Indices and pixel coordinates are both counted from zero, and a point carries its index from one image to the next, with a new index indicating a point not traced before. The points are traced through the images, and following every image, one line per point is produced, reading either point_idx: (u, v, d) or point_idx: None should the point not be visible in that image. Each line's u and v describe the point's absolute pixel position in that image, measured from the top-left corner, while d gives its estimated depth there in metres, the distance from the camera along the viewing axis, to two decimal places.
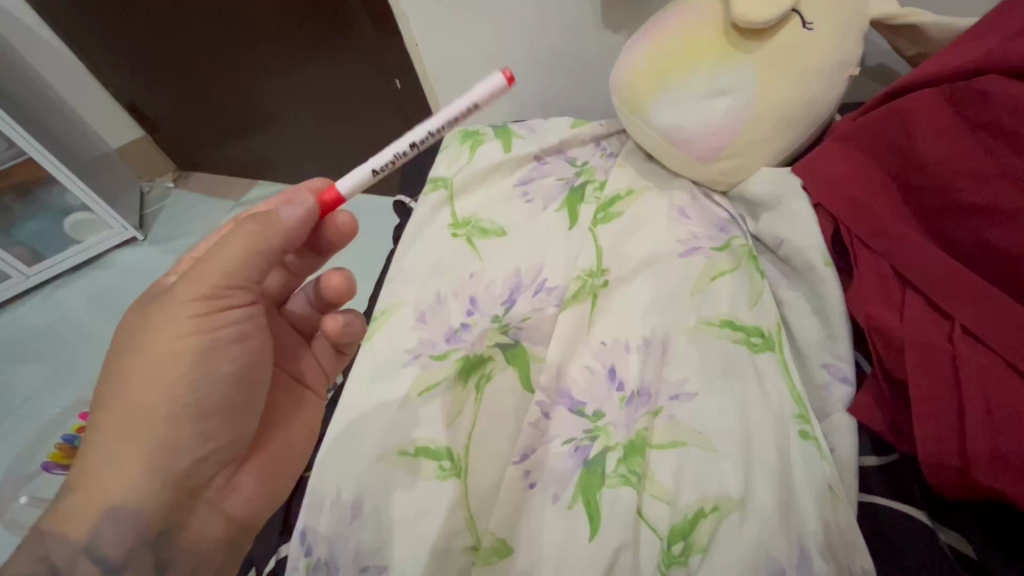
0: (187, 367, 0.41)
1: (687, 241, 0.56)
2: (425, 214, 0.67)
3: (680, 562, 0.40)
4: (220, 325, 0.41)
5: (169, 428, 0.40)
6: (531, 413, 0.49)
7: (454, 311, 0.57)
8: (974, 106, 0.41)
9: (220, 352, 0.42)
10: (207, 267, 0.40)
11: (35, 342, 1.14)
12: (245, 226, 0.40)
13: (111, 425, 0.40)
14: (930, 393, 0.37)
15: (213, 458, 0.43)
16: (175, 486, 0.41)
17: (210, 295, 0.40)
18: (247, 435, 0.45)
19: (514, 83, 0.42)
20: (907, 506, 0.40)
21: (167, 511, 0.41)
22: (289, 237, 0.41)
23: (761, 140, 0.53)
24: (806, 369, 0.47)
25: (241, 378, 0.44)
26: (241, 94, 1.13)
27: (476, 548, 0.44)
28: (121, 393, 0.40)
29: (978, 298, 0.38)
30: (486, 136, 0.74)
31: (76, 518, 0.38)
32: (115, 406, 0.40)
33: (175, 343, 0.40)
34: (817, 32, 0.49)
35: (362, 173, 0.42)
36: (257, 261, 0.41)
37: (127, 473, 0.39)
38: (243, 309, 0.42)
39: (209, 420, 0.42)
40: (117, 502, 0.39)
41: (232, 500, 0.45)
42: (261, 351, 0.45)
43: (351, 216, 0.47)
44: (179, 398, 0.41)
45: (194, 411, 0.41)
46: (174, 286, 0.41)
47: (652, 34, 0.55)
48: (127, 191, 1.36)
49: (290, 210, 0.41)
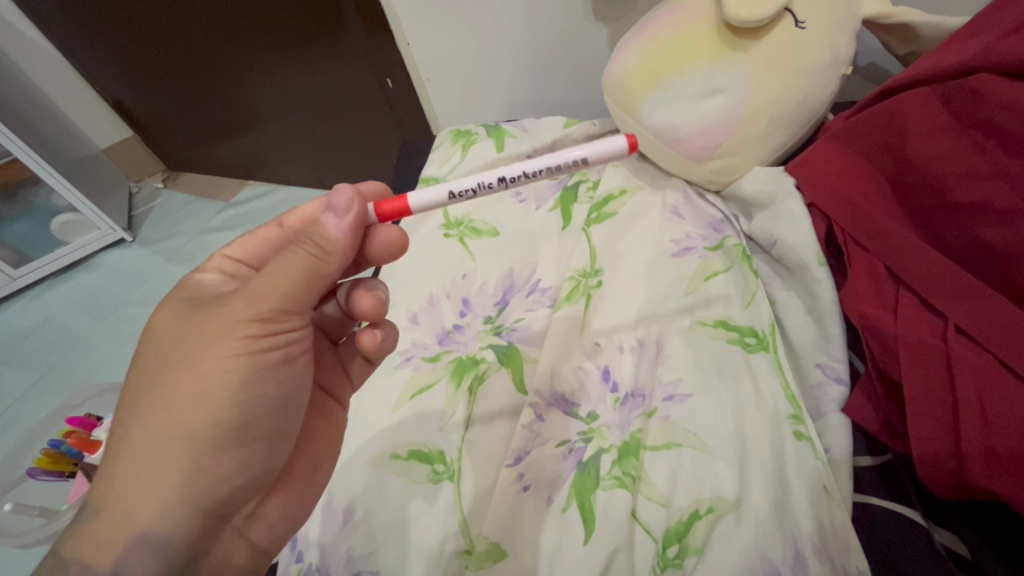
0: (237, 388, 0.39)
1: (680, 241, 0.55)
2: (418, 214, 0.67)
3: (676, 565, 0.39)
4: (271, 346, 0.40)
5: (209, 451, 0.38)
6: (524, 415, 0.48)
7: (447, 313, 0.57)
8: (963, 103, 0.40)
9: (267, 375, 0.40)
10: (263, 285, 0.39)
11: (22, 345, 1.12)
12: (300, 249, 0.39)
13: (148, 443, 0.37)
14: (921, 393, 0.37)
15: (250, 485, 0.42)
16: (208, 514, 0.39)
17: (266, 316, 0.39)
18: (282, 461, 0.44)
19: (634, 150, 0.38)
20: (901, 506, 0.40)
21: (197, 538, 0.39)
22: (345, 254, 0.40)
23: (754, 140, 0.53)
24: (800, 369, 0.47)
25: (285, 401, 0.42)
26: (231, 94, 1.11)
27: (469, 552, 0.43)
28: (163, 410, 0.38)
29: (969, 296, 0.38)
30: (478, 136, 0.74)
31: (104, 543, 0.37)
32: (151, 427, 0.37)
33: (222, 363, 0.38)
34: (809, 30, 0.48)
35: (436, 195, 0.40)
36: (320, 285, 0.40)
37: (161, 499, 0.37)
38: (294, 331, 0.41)
39: (249, 446, 0.40)
40: (148, 529, 0.37)
41: (258, 527, 0.43)
42: (304, 373, 0.43)
43: (400, 235, 0.46)
44: (224, 422, 0.39)
45: (234, 436, 0.39)
46: (224, 301, 0.40)
47: (645, 33, 0.54)
48: (116, 192, 1.35)
49: (338, 222, 0.39)
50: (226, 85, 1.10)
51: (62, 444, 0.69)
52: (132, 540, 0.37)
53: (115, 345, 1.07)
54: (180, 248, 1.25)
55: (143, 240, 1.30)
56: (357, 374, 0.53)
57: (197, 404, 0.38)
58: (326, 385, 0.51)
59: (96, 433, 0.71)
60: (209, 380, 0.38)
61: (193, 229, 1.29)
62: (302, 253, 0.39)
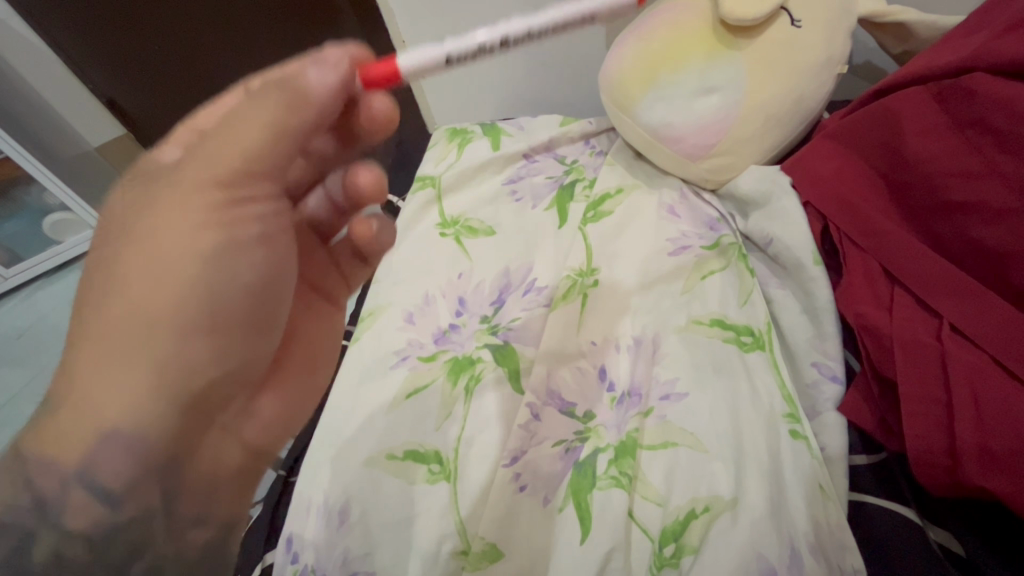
0: (205, 265, 0.37)
1: (676, 240, 0.56)
2: (413, 213, 0.67)
3: (672, 564, 0.39)
4: (240, 217, 0.38)
5: (179, 338, 0.37)
6: (520, 416, 0.48)
7: (443, 312, 0.57)
8: (959, 103, 0.40)
9: (240, 251, 0.39)
10: (222, 140, 0.36)
11: (14, 345, 1.11)
12: (270, 94, 0.36)
13: (111, 330, 0.35)
14: (916, 390, 0.37)
15: (234, 382, 0.40)
16: (186, 409, 0.37)
17: (229, 180, 0.36)
18: (266, 351, 0.42)
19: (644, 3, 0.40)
20: (896, 504, 0.40)
21: (178, 435, 0.37)
22: (323, 112, 0.37)
23: (750, 139, 0.53)
24: (795, 368, 0.47)
25: (262, 286, 0.41)
26: (225, 91, 1.11)
27: (465, 552, 0.43)
28: (123, 295, 0.35)
29: (963, 295, 0.38)
30: (474, 134, 0.74)
31: (69, 439, 0.34)
32: (111, 314, 0.35)
33: (186, 239, 0.36)
34: (804, 30, 0.49)
35: (432, 57, 0.38)
36: (287, 143, 0.37)
37: (130, 392, 0.35)
38: (266, 205, 0.40)
39: (225, 334, 0.39)
40: (119, 425, 0.35)
41: (248, 426, 0.42)
42: (283, 257, 0.42)
43: (389, 106, 0.41)
44: (193, 306, 0.37)
45: (209, 324, 0.38)
46: (183, 163, 0.37)
47: (641, 31, 0.54)
48: (109, 191, 1.34)
49: (320, 78, 0.36)
50: (220, 83, 1.09)
51: None
52: (102, 435, 0.35)
53: None
54: None
55: None
56: (352, 274, 0.52)
57: (163, 286, 0.36)
58: (320, 284, 0.50)
59: None
60: (172, 267, 0.36)
61: None
62: (273, 100, 0.36)
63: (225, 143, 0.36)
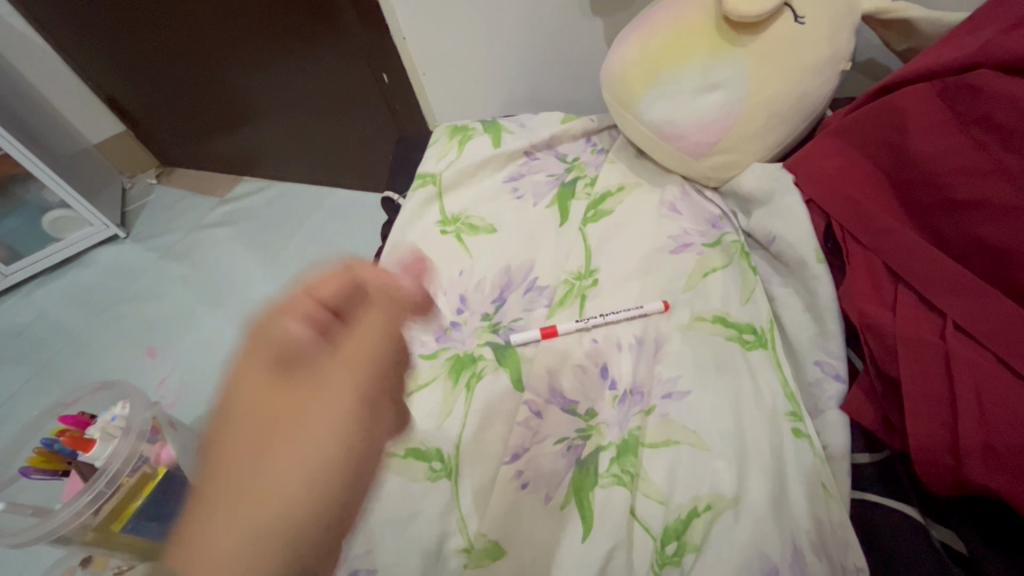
0: (355, 406, 0.40)
1: (678, 237, 0.56)
2: (413, 210, 0.66)
3: (674, 562, 0.39)
4: (383, 370, 0.42)
5: (331, 478, 0.38)
6: (520, 413, 0.48)
7: (444, 309, 0.57)
8: (964, 100, 0.40)
9: (381, 397, 0.42)
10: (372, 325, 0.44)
11: (14, 342, 1.11)
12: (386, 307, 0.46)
13: (264, 481, 0.37)
14: (920, 389, 0.37)
15: (353, 512, 0.41)
16: (314, 552, 0.38)
17: (379, 353, 0.43)
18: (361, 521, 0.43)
19: None
20: (899, 503, 0.40)
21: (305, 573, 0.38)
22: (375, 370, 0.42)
23: (753, 136, 0.52)
24: (799, 366, 0.47)
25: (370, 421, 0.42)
26: (225, 88, 1.10)
27: (467, 550, 0.43)
28: (286, 442, 0.38)
29: (967, 293, 0.38)
30: (474, 130, 0.73)
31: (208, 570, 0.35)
32: (263, 461, 0.38)
33: (346, 379, 0.41)
34: (808, 26, 0.48)
35: None
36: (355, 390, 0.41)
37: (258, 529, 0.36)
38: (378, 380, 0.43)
39: (366, 466, 0.41)
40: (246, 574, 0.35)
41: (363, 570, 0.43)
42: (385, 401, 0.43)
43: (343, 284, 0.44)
44: (350, 453, 0.39)
45: (348, 466, 0.39)
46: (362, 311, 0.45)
47: (644, 27, 0.54)
48: (109, 188, 1.34)
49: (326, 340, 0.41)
50: (220, 80, 1.09)
51: (54, 442, 0.62)
52: None
53: (109, 342, 1.06)
54: (175, 244, 1.24)
55: (137, 236, 1.29)
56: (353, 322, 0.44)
57: (316, 441, 0.38)
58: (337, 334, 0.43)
59: (91, 429, 0.64)
60: (322, 412, 0.39)
61: (188, 226, 1.28)
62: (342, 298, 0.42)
63: (373, 330, 0.44)
